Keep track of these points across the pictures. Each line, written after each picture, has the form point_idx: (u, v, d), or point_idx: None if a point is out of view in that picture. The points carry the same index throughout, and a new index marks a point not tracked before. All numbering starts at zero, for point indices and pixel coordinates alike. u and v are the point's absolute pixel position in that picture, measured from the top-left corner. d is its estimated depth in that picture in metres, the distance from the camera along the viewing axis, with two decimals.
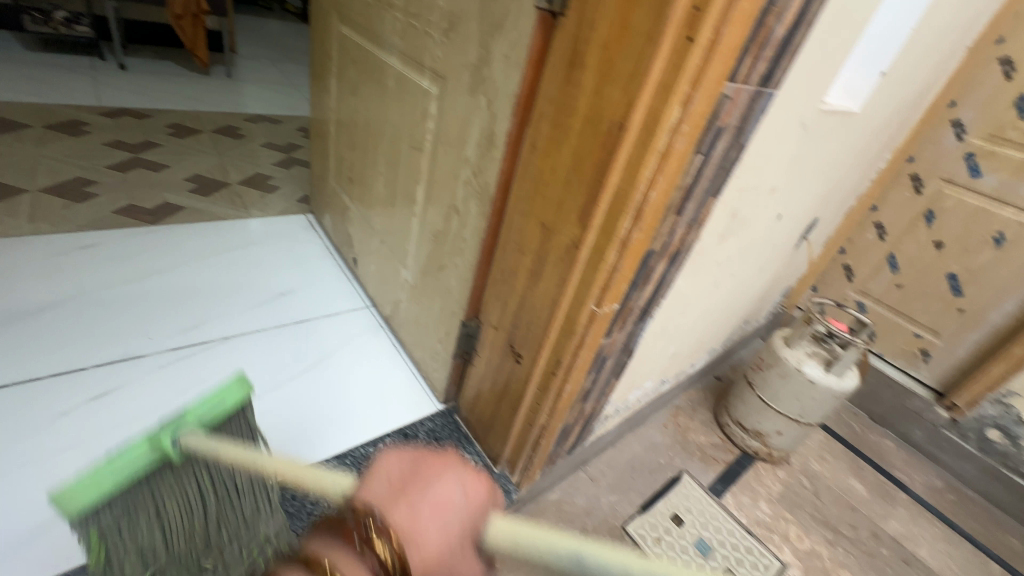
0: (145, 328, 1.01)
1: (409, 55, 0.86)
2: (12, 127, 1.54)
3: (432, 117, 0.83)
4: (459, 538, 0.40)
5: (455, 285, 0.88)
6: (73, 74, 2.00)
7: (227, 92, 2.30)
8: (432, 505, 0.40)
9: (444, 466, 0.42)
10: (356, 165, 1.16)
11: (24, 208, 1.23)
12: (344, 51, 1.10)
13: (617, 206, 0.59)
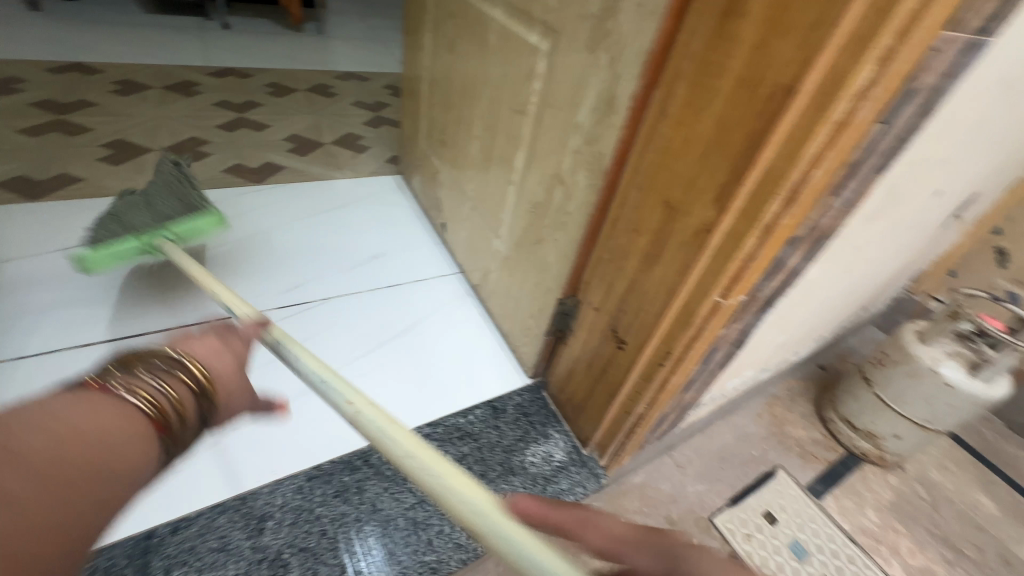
0: (254, 286, 1.06)
1: (516, 6, 0.78)
2: (137, 88, 1.66)
3: (539, 77, 0.76)
4: (236, 363, 0.52)
5: (553, 260, 0.84)
6: (185, 35, 2.12)
7: (319, 49, 2.33)
8: (209, 345, 0.51)
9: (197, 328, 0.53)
10: (449, 128, 1.12)
11: (150, 166, 1.33)
12: (441, 3, 1.04)
13: (767, 187, 0.50)
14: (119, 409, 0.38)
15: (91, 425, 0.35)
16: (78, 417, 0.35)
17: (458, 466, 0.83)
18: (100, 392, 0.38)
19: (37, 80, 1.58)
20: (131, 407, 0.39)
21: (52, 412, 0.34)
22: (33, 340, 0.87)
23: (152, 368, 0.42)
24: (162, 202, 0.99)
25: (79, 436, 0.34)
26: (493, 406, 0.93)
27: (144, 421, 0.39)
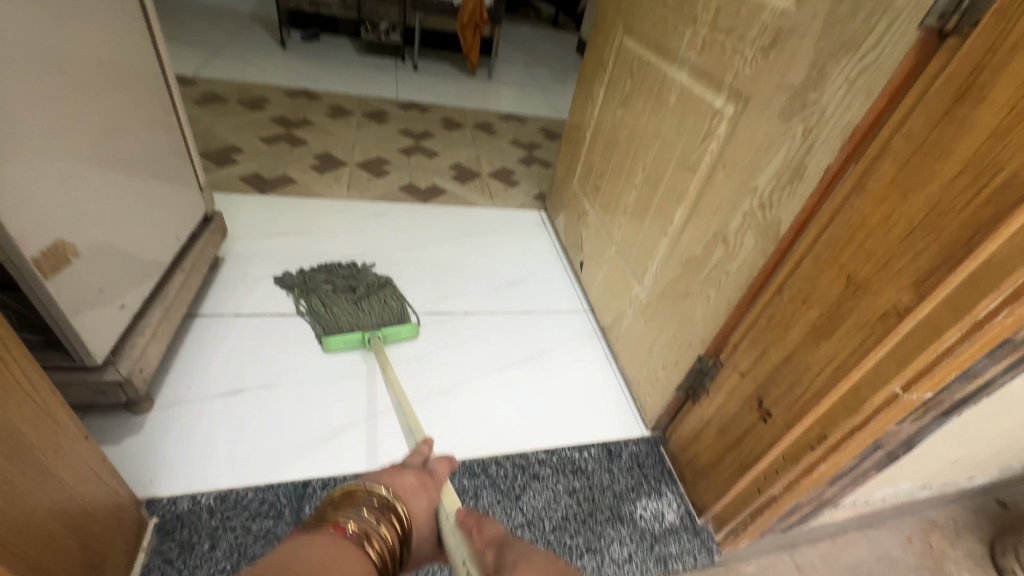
0: (411, 290, 1.20)
1: (704, 72, 0.82)
2: (344, 113, 2.01)
3: (718, 138, 0.79)
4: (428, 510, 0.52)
5: (699, 316, 0.83)
6: (383, 72, 2.52)
7: (487, 91, 2.61)
8: (410, 485, 0.53)
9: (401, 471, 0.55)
10: (606, 175, 1.18)
11: (346, 177, 1.59)
12: (621, 62, 1.12)
13: (986, 280, 0.46)
14: (353, 553, 0.40)
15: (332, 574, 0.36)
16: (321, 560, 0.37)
17: (568, 499, 0.84)
18: (337, 536, 0.41)
19: (277, 101, 1.99)
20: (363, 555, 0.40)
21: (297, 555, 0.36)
22: (246, 301, 1.07)
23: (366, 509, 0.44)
24: (367, 302, 1.05)
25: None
26: (609, 449, 0.93)
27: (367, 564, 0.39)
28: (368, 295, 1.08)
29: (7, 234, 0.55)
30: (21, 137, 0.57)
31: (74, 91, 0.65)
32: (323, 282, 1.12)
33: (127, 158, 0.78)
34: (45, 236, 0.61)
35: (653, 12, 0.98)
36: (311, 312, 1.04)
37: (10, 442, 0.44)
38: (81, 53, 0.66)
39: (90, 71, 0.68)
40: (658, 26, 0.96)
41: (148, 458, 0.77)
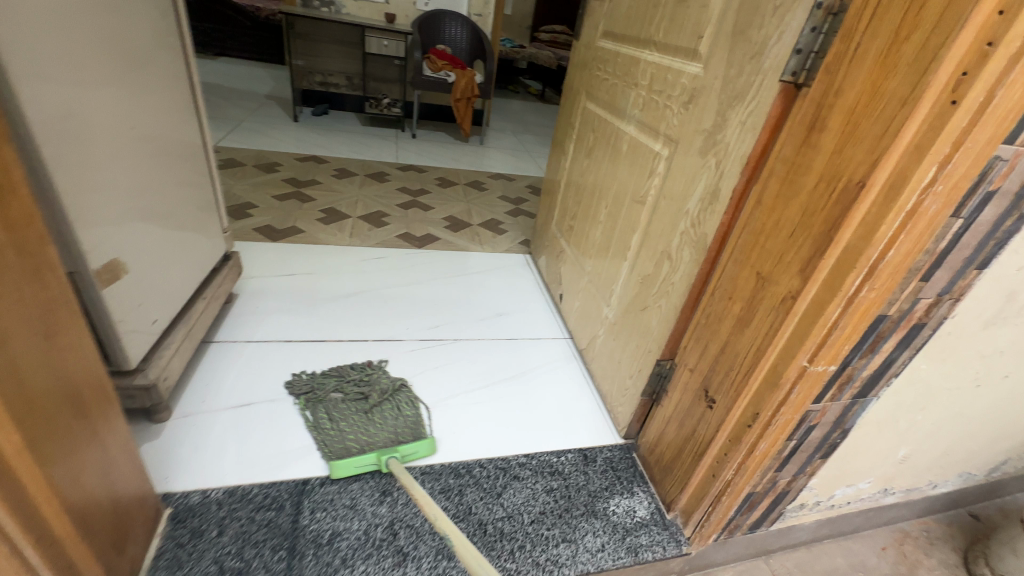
0: (406, 321, 1.32)
1: (647, 123, 1.00)
2: (348, 174, 2.23)
3: (658, 175, 0.95)
4: None
5: (655, 324, 0.95)
6: (385, 140, 2.79)
7: (479, 155, 2.87)
8: None
9: None
10: (578, 215, 1.34)
11: (349, 227, 1.76)
12: (586, 121, 1.32)
13: (846, 262, 0.59)
14: None
15: None
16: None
17: (546, 496, 0.92)
18: None
19: (288, 165, 2.22)
20: None
21: None
22: (256, 330, 1.19)
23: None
24: (378, 412, 0.98)
25: None
26: (585, 454, 1.01)
27: None
28: (381, 403, 1.00)
29: (79, 249, 0.69)
30: (95, 176, 0.72)
31: (136, 145, 0.82)
32: (332, 389, 1.03)
33: (168, 200, 0.93)
34: (104, 255, 0.74)
35: (608, 81, 1.18)
36: (315, 427, 0.95)
37: (80, 398, 0.55)
38: (143, 116, 0.84)
39: (148, 130, 0.85)
40: (611, 91, 1.16)
41: (166, 458, 0.86)
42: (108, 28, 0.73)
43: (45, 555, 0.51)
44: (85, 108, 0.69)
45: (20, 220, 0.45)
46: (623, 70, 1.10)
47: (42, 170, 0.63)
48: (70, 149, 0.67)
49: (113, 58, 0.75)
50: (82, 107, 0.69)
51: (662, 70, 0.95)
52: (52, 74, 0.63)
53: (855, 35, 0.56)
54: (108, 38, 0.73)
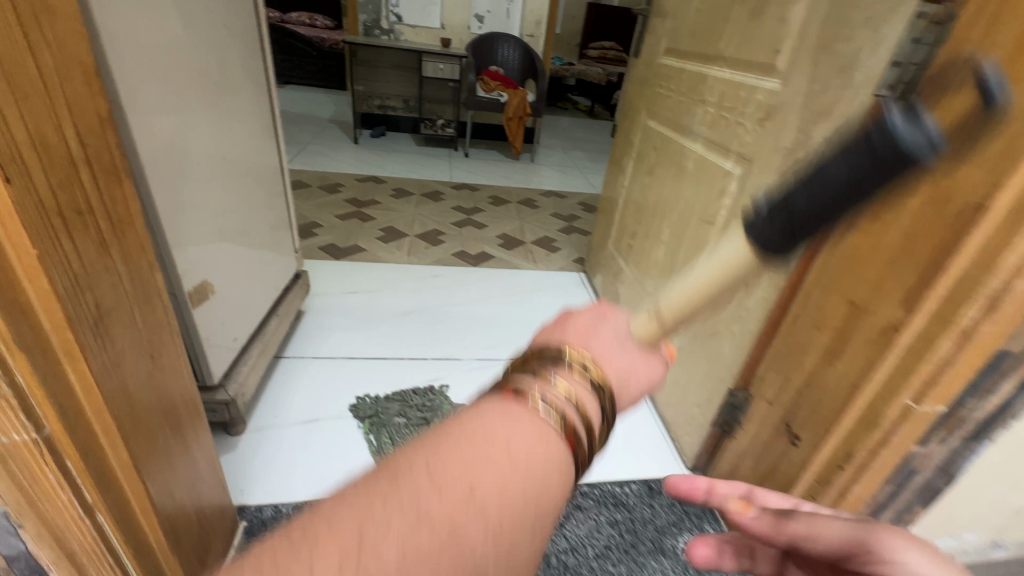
0: (463, 340, 1.33)
1: (716, 141, 0.97)
2: (405, 193, 2.30)
3: (730, 195, 0.91)
4: (624, 350, 0.42)
5: (727, 352, 0.90)
6: (439, 160, 2.87)
7: (530, 173, 2.89)
8: (583, 325, 0.43)
9: (568, 314, 0.45)
10: (639, 234, 1.30)
11: (406, 246, 1.81)
12: (646, 139, 1.29)
13: (960, 293, 0.53)
14: (582, 384, 0.36)
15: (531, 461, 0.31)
16: (524, 445, 0.31)
17: (610, 529, 0.88)
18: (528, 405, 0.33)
19: (349, 185, 2.32)
20: (546, 424, 0.33)
21: (486, 439, 0.31)
22: (322, 347, 1.23)
23: (572, 383, 0.35)
24: None
25: (510, 474, 0.30)
26: (649, 486, 0.97)
27: (559, 444, 0.33)
28: None
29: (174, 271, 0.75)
30: (189, 204, 0.78)
31: (222, 170, 0.88)
32: (395, 414, 1.05)
33: (249, 223, 0.99)
34: (195, 278, 0.80)
35: (671, 98, 1.15)
36: (379, 451, 0.96)
37: (176, 411, 0.59)
38: (231, 145, 0.90)
39: (234, 158, 0.91)
40: (675, 108, 1.13)
41: (240, 471, 0.90)
42: (204, 67, 0.80)
43: (138, 565, 0.54)
44: (182, 141, 0.75)
45: (135, 249, 0.49)
46: (688, 87, 1.07)
47: (147, 200, 0.68)
48: (169, 178, 0.73)
49: (207, 95, 0.81)
50: (180, 141, 0.75)
51: (733, 86, 0.91)
52: (157, 111, 0.69)
53: (968, 45, 0.51)
54: (204, 77, 0.80)
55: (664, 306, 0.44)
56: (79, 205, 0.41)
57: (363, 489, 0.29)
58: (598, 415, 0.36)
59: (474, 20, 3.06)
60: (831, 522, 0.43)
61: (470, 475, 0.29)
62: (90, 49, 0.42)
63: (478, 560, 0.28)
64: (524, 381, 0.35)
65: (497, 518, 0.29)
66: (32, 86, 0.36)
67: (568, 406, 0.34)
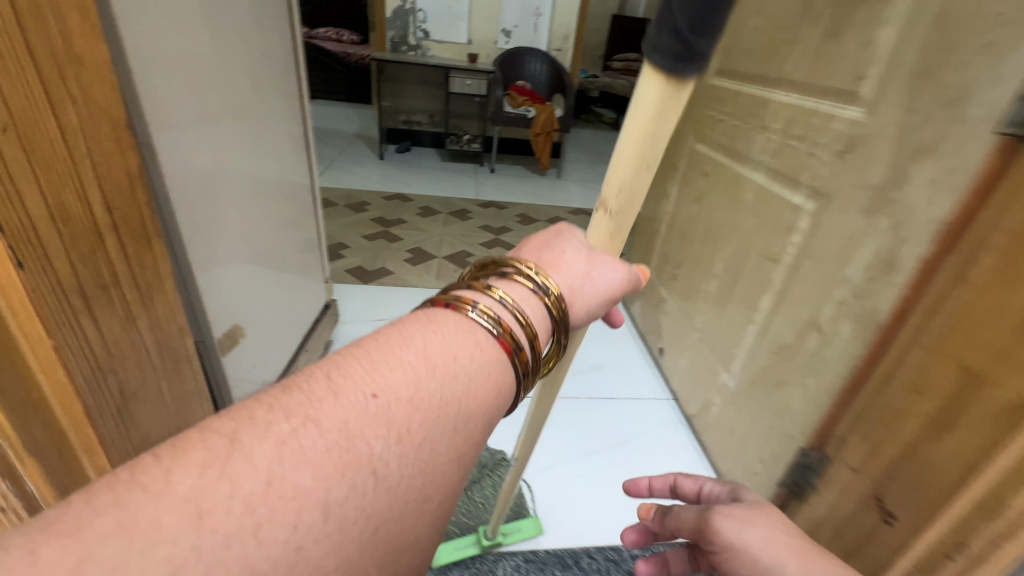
0: None
1: (781, 171, 0.89)
2: (431, 212, 2.25)
3: (800, 232, 0.83)
4: (574, 268, 0.49)
5: (798, 406, 0.81)
6: (464, 176, 2.82)
7: (558, 189, 2.82)
8: (537, 250, 0.50)
9: (529, 240, 0.53)
10: (684, 264, 1.22)
11: (435, 268, 1.76)
12: (693, 163, 1.21)
13: None
14: (521, 292, 0.44)
15: (453, 364, 0.37)
16: (448, 344, 0.38)
17: None
18: (460, 313, 0.40)
19: (376, 203, 2.29)
20: (475, 329, 0.40)
21: (411, 341, 0.37)
22: None
23: (506, 295, 0.42)
24: (478, 489, 0.92)
25: (427, 375, 0.35)
26: None
27: (488, 342, 0.39)
28: (481, 478, 0.94)
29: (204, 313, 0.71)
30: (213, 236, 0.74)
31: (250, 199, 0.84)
32: None
33: (275, 250, 0.96)
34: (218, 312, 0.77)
35: (723, 121, 1.08)
36: None
37: None
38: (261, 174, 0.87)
39: (263, 187, 0.88)
40: (728, 132, 1.06)
41: None
42: (238, 97, 0.77)
43: None
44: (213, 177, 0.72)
45: (161, 313, 0.43)
46: (745, 111, 1.00)
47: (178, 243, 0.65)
48: (198, 215, 0.69)
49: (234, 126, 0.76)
50: (204, 173, 0.70)
51: (802, 113, 0.84)
52: (188, 148, 0.66)
53: None
54: (232, 106, 0.75)
55: (608, 194, 0.49)
56: (91, 277, 0.35)
57: (254, 405, 0.31)
58: (532, 320, 0.43)
59: (502, 35, 3.03)
60: (688, 512, 0.56)
61: (380, 374, 0.34)
62: (121, 98, 0.37)
63: (375, 459, 0.31)
64: (459, 296, 0.42)
65: (406, 419, 0.33)
66: (42, 152, 0.30)
67: (500, 312, 0.42)
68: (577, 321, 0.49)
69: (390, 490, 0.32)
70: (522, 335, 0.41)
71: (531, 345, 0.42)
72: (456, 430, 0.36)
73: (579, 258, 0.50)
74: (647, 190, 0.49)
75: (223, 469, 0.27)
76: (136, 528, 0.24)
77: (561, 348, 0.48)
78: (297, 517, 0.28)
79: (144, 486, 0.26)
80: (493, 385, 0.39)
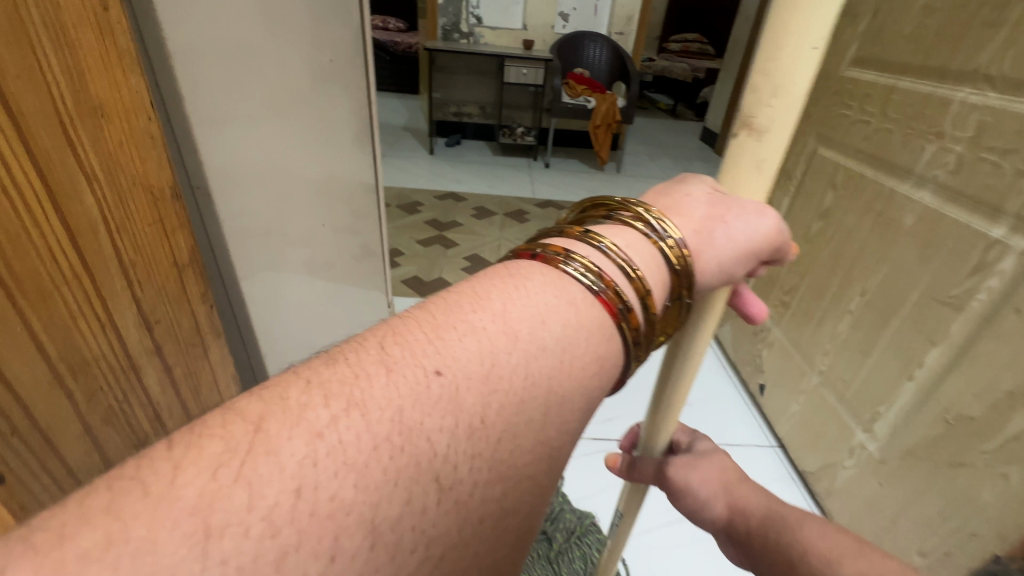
0: None
1: (962, 193, 0.70)
2: (486, 214, 2.11)
3: (1003, 275, 0.64)
4: (703, 215, 0.37)
5: (990, 499, 0.64)
6: (518, 172, 2.67)
7: (618, 186, 2.62)
8: (659, 196, 0.39)
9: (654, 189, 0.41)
10: (800, 290, 1.02)
11: None
12: (812, 170, 1.01)
13: None
14: (630, 242, 0.34)
15: (543, 331, 0.28)
16: (533, 307, 0.28)
17: None
18: (549, 267, 0.31)
19: (428, 204, 2.17)
20: (570, 286, 0.30)
21: (484, 299, 0.28)
22: None
23: (610, 242, 0.32)
24: (567, 563, 0.79)
25: (507, 347, 0.26)
26: None
27: (584, 303, 0.29)
28: (568, 548, 0.80)
29: None
30: None
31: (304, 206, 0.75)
32: None
33: (330, 265, 0.85)
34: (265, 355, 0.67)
35: (867, 123, 0.88)
36: None
37: None
38: (316, 185, 0.75)
39: (319, 198, 0.77)
40: (874, 137, 0.87)
41: None
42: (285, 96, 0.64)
43: None
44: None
45: (205, 392, 0.59)
46: (905, 111, 0.80)
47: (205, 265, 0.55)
48: None
49: None
50: None
51: (1005, 118, 0.65)
52: (218, 142, 0.59)
53: None
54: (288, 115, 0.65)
55: (753, 110, 0.36)
56: (129, 380, 0.49)
57: (289, 377, 0.24)
58: (644, 272, 0.32)
59: (559, 20, 2.83)
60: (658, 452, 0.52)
61: (446, 344, 0.26)
62: (177, 229, 0.50)
63: (439, 462, 0.23)
64: (549, 244, 0.32)
65: (478, 406, 0.25)
66: (74, 269, 0.41)
67: (603, 263, 0.31)
68: (705, 282, 0.36)
69: (460, 508, 0.24)
70: (630, 291, 0.31)
71: (644, 305, 0.31)
72: (547, 419, 0.27)
73: (717, 207, 0.37)
74: (808, 91, 0.35)
75: (239, 469, 0.20)
76: (124, 547, 0.18)
77: (684, 311, 0.36)
78: (333, 545, 0.20)
79: (144, 486, 0.19)
80: (595, 354, 0.29)
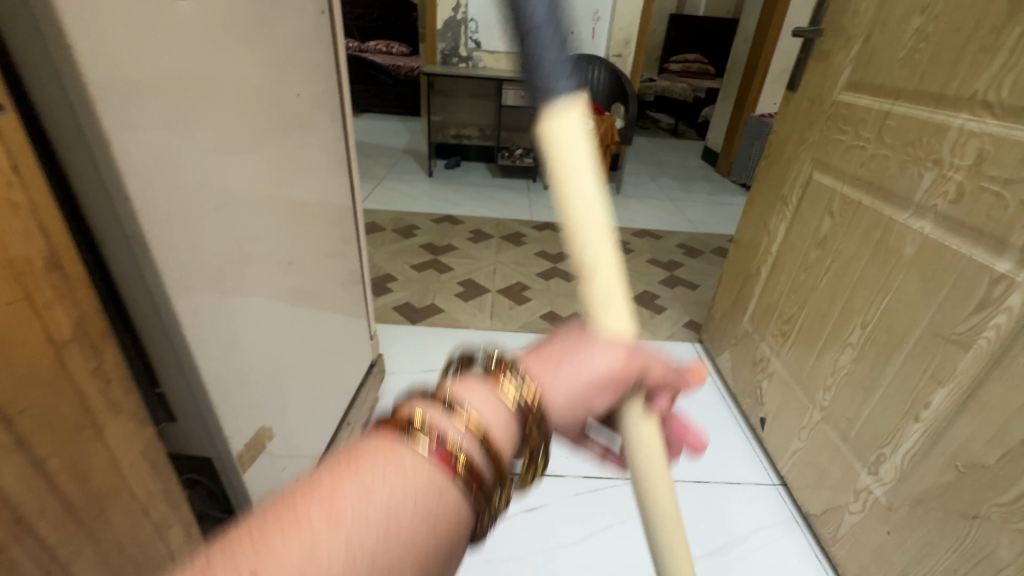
0: (563, 446, 1.04)
1: (967, 224, 0.66)
2: (483, 237, 2.09)
3: (1011, 312, 0.60)
4: (553, 365, 0.35)
5: (1007, 557, 0.58)
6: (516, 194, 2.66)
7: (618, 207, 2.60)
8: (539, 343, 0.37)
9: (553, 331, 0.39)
10: (800, 320, 0.98)
11: (489, 305, 1.60)
12: (809, 196, 0.98)
13: None
14: (481, 396, 0.31)
15: (373, 514, 0.25)
16: (365, 486, 0.25)
17: None
18: (388, 436, 0.28)
19: (425, 227, 2.16)
20: (401, 455, 0.27)
21: (315, 484, 0.26)
22: None
23: (453, 402, 0.30)
24: None
25: (328, 539, 0.23)
26: None
27: (424, 473, 0.26)
28: None
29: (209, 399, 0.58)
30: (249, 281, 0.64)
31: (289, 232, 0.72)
32: None
33: (317, 294, 0.83)
34: (233, 408, 0.62)
35: (863, 149, 0.85)
36: None
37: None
38: (292, 217, 0.73)
39: (296, 230, 0.75)
40: (870, 164, 0.83)
41: None
42: (255, 134, 0.62)
43: None
44: (223, 234, 0.58)
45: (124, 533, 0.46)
46: (901, 137, 0.77)
47: (161, 321, 0.52)
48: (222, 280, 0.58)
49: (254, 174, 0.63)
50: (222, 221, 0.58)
51: (1006, 147, 0.62)
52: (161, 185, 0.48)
53: None
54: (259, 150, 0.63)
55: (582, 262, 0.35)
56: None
57: None
58: (482, 432, 0.29)
59: (558, 43, 2.86)
60: None
61: (259, 548, 0.23)
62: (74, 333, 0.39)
63: None
64: (397, 407, 0.30)
65: None
66: None
67: (443, 417, 0.29)
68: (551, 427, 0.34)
69: None
70: (471, 451, 0.28)
71: (486, 469, 0.28)
72: None
73: (575, 358, 0.35)
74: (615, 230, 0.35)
75: None
76: None
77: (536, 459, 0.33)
78: None
79: None
80: (443, 522, 0.26)
